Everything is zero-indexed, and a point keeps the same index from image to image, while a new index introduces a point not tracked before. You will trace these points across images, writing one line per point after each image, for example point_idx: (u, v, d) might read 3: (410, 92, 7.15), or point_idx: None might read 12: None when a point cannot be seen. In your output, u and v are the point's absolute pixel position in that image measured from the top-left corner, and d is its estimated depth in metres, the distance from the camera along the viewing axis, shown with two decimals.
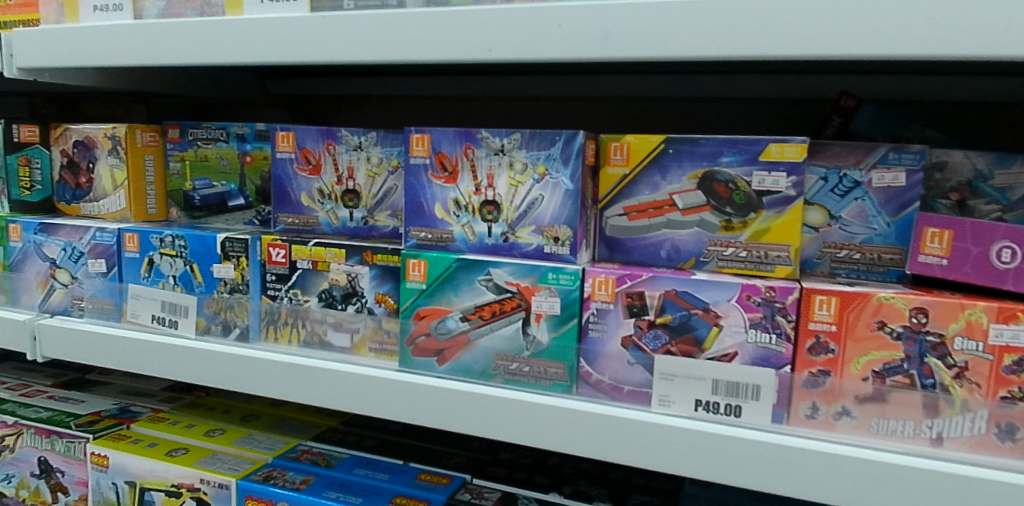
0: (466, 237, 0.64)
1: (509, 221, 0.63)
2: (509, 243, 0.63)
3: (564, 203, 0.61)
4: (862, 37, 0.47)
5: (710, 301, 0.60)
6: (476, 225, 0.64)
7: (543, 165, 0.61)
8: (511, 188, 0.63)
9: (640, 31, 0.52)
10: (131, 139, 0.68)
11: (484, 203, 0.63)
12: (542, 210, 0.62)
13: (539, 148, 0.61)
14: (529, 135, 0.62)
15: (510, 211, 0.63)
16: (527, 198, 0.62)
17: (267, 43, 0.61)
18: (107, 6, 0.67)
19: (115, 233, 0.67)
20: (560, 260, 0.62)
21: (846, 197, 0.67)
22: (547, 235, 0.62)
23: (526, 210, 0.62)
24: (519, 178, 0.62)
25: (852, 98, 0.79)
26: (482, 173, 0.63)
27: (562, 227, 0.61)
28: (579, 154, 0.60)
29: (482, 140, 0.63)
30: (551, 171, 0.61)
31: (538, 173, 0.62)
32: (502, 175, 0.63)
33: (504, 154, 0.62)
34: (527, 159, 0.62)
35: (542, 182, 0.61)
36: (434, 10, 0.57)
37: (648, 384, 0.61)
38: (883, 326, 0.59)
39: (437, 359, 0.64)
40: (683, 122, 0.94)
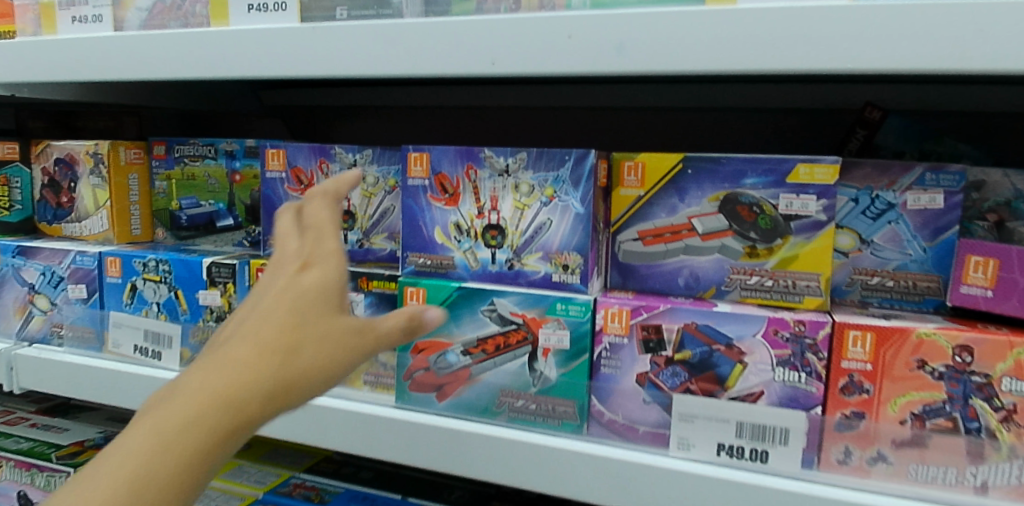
0: (468, 263, 0.60)
1: (514, 247, 0.58)
2: (514, 271, 0.59)
3: (575, 228, 0.56)
4: (908, 50, 0.42)
5: (733, 335, 0.55)
6: (478, 251, 0.59)
7: (550, 187, 0.57)
8: (517, 211, 0.58)
9: (658, 44, 0.47)
10: (114, 156, 0.64)
11: (487, 227, 0.59)
12: (550, 235, 0.57)
13: (547, 168, 0.57)
14: (535, 155, 0.57)
15: (515, 236, 0.58)
16: (534, 223, 0.58)
17: (254, 57, 0.57)
18: (87, 17, 0.63)
19: (97, 257, 0.63)
20: (569, 289, 0.57)
21: (879, 220, 0.62)
22: (556, 263, 0.57)
23: (533, 235, 0.58)
24: (525, 201, 0.58)
25: (877, 110, 0.73)
26: (485, 195, 0.58)
27: (572, 254, 0.57)
28: (590, 175, 0.55)
29: (485, 160, 0.58)
30: (560, 193, 0.56)
31: (545, 196, 0.57)
32: (507, 197, 0.58)
33: (509, 175, 0.58)
34: (533, 180, 0.57)
35: (550, 205, 0.57)
36: (432, 21, 0.53)
37: (665, 424, 0.56)
38: (924, 366, 0.53)
39: (437, 395, 0.60)
40: (697, 135, 0.89)
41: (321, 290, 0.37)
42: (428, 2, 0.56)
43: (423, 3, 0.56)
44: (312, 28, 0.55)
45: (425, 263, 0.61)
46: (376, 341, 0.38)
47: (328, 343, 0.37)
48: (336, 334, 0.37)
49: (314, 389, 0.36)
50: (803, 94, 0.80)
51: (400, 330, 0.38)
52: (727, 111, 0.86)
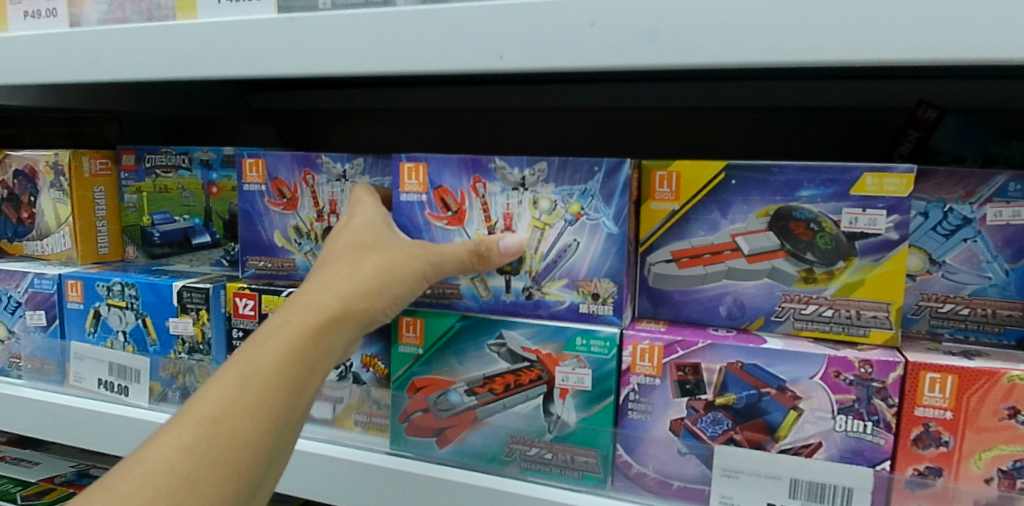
0: (475, 294, 0.51)
1: (534, 273, 0.50)
2: (532, 301, 0.50)
3: (606, 251, 0.48)
4: (1017, 32, 0.34)
5: (787, 377, 0.46)
6: (489, 278, 0.51)
7: (576, 203, 0.49)
8: (536, 231, 0.50)
9: (699, 28, 0.39)
10: (76, 168, 0.57)
11: None
12: (577, 260, 0.49)
13: (572, 181, 0.48)
14: (558, 166, 0.49)
15: (535, 260, 0.50)
16: (557, 245, 0.49)
17: (229, 55, 0.49)
18: (40, 11, 0.56)
19: (56, 280, 0.56)
20: (600, 322, 0.49)
21: (952, 238, 0.53)
22: (584, 290, 0.49)
23: (556, 259, 0.50)
24: (545, 219, 0.49)
25: (932, 108, 0.62)
26: (497, 213, 0.50)
27: (604, 281, 0.49)
28: (625, 188, 0.47)
29: (497, 171, 0.50)
30: (588, 210, 0.48)
31: (570, 213, 0.49)
32: (524, 215, 0.50)
33: (525, 189, 0.49)
34: (555, 195, 0.49)
35: (576, 224, 0.49)
36: (429, 8, 0.45)
37: (705, 480, 0.47)
38: (1015, 415, 0.44)
39: (437, 440, 0.52)
40: (730, 139, 0.79)
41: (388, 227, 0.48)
42: None
43: None
44: (290, 20, 0.48)
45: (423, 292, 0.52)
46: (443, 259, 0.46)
47: (399, 257, 0.45)
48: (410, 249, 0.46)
49: (393, 293, 0.44)
50: (847, 91, 0.70)
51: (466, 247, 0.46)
52: (760, 110, 0.77)
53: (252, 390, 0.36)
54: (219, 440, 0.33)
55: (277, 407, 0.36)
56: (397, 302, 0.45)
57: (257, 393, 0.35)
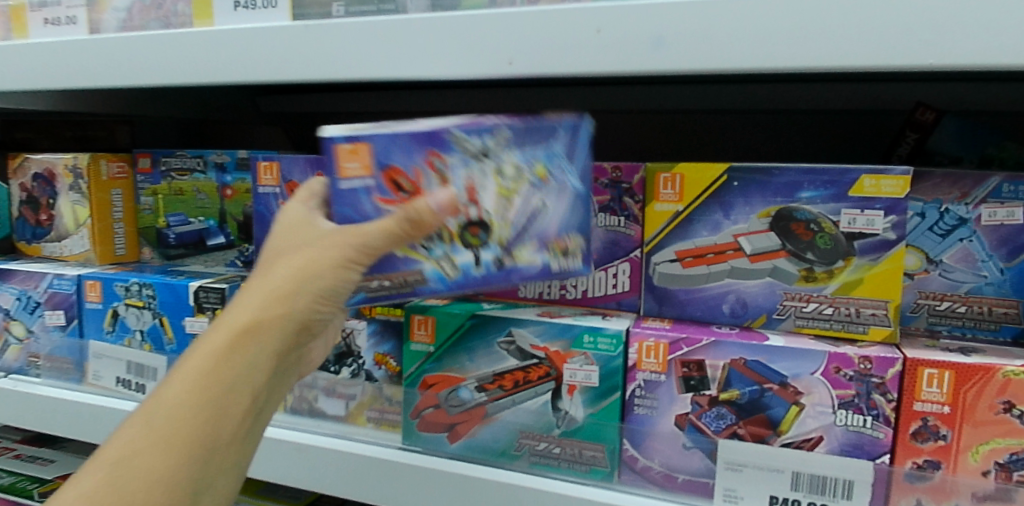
0: (445, 276, 0.45)
1: (504, 244, 0.44)
2: (504, 271, 0.45)
3: (576, 207, 0.45)
4: (1010, 41, 0.35)
5: (789, 373, 0.48)
6: (456, 257, 0.45)
7: (541, 164, 0.44)
8: (503, 201, 0.44)
9: (705, 36, 0.40)
10: (94, 171, 0.59)
11: (466, 226, 0.44)
12: (547, 222, 0.45)
13: (536, 143, 0.44)
14: (520, 129, 0.44)
15: (504, 229, 0.44)
16: (524, 211, 0.44)
17: (246, 61, 0.51)
18: (59, 18, 0.57)
19: (75, 280, 0.57)
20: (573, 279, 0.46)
21: (949, 237, 0.54)
22: (558, 250, 0.45)
23: (525, 226, 0.45)
24: (511, 185, 0.44)
25: (930, 110, 0.62)
26: (458, 186, 0.43)
27: (575, 236, 0.45)
28: (587, 145, 0.46)
29: (454, 143, 0.43)
30: (555, 171, 0.45)
31: (535, 176, 0.44)
32: (487, 187, 0.44)
33: (487, 159, 0.43)
34: (520, 159, 0.44)
35: (545, 187, 0.44)
36: (441, 16, 0.46)
37: (709, 473, 0.49)
38: (1010, 409, 0.45)
39: (448, 436, 0.53)
40: (733, 140, 0.81)
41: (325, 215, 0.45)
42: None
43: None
44: (305, 27, 0.49)
45: (382, 285, 0.46)
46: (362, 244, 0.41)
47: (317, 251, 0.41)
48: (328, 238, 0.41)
49: (317, 292, 0.41)
50: (846, 94, 0.71)
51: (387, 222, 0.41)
52: (761, 113, 0.79)
53: (159, 422, 0.37)
54: (124, 477, 0.36)
55: (181, 435, 0.37)
56: (325, 296, 0.41)
57: (160, 426, 0.37)
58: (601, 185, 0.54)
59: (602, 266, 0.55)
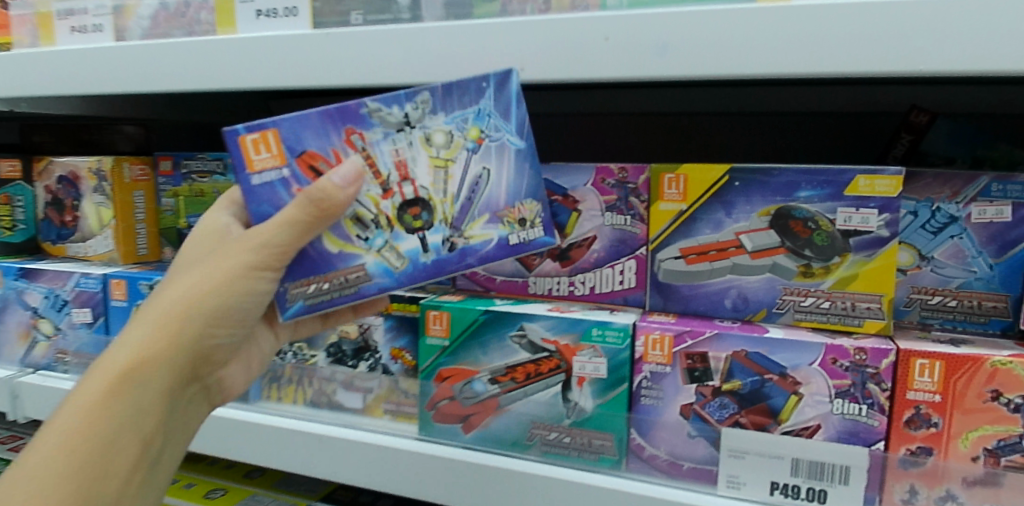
0: (388, 267, 0.47)
1: (449, 219, 0.47)
2: (457, 252, 0.47)
3: (520, 169, 0.47)
4: (1002, 49, 0.37)
5: (788, 365, 0.50)
6: (399, 243, 0.47)
7: (473, 126, 0.46)
8: (439, 170, 0.46)
9: (707, 45, 0.43)
10: (117, 173, 0.61)
11: (404, 205, 0.46)
12: (491, 189, 0.47)
13: (462, 105, 0.46)
14: (443, 93, 0.45)
15: (446, 204, 0.47)
16: (467, 180, 0.47)
17: (268, 68, 0.53)
18: (87, 27, 0.59)
19: (102, 279, 0.59)
20: (533, 247, 0.47)
21: (940, 234, 0.56)
22: (510, 220, 0.47)
23: (470, 196, 0.47)
24: (445, 155, 0.46)
25: (923, 113, 0.65)
26: (386, 163, 0.46)
27: (528, 203, 0.47)
28: (519, 98, 0.45)
29: (371, 115, 0.45)
30: (487, 132, 0.46)
31: (470, 140, 0.46)
32: (419, 156, 0.46)
33: (412, 127, 0.46)
34: (448, 125, 0.46)
35: (480, 150, 0.46)
36: (456, 25, 0.49)
37: (713, 461, 0.51)
38: (998, 397, 0.48)
39: (462, 426, 0.55)
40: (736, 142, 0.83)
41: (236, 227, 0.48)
42: (449, 5, 0.52)
43: (444, 6, 0.52)
44: (326, 35, 0.51)
45: (320, 288, 0.46)
46: (269, 248, 0.42)
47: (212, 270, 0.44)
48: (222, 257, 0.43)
49: (206, 314, 0.43)
50: (842, 97, 0.74)
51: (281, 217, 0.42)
52: (760, 115, 0.81)
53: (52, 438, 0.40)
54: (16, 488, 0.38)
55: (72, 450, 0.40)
56: (221, 315, 0.44)
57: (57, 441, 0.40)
58: (608, 186, 0.56)
59: (608, 264, 0.57)
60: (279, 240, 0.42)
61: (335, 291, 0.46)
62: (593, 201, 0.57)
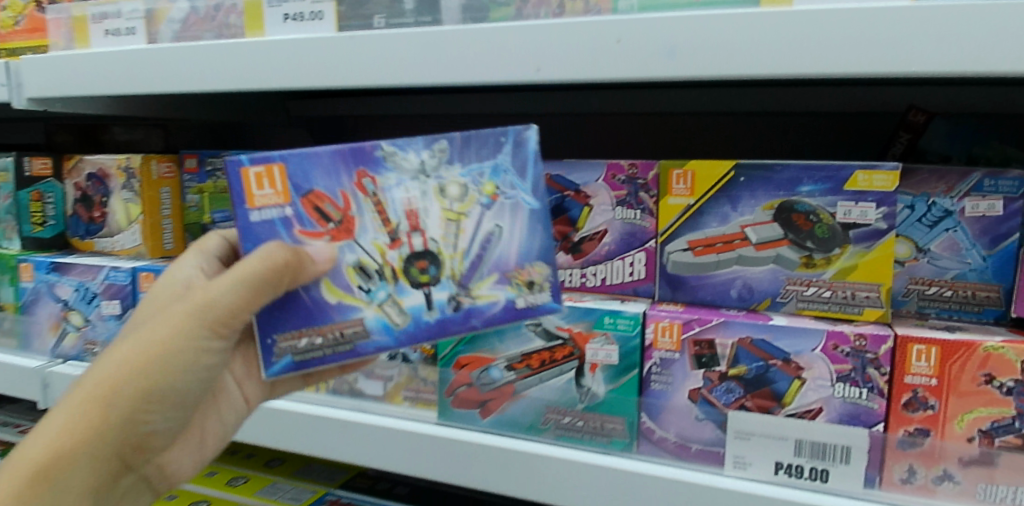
0: (388, 323, 0.48)
1: (457, 277, 0.48)
2: (462, 312, 0.48)
3: (533, 231, 0.48)
4: (998, 50, 0.40)
5: (792, 350, 0.53)
6: (401, 297, 0.48)
7: (489, 182, 0.48)
8: (451, 223, 0.48)
9: (716, 47, 0.45)
10: (146, 171, 0.63)
11: (411, 257, 0.48)
12: (502, 247, 0.48)
13: (480, 158, 0.47)
14: (460, 145, 0.47)
15: (455, 260, 0.48)
16: (479, 236, 0.48)
17: (295, 69, 0.55)
18: (120, 30, 0.62)
19: (131, 272, 0.61)
20: (539, 311, 0.48)
21: (936, 227, 0.59)
22: (519, 282, 0.48)
23: (481, 253, 0.48)
24: (458, 209, 0.48)
25: (921, 112, 0.67)
26: (396, 211, 0.47)
27: (537, 266, 0.48)
28: (535, 158, 0.47)
29: (387, 162, 0.47)
30: (503, 189, 0.48)
31: (485, 196, 0.48)
32: (433, 207, 0.48)
33: (428, 176, 0.47)
34: (464, 178, 0.48)
35: (494, 207, 0.48)
36: (477, 28, 0.51)
37: (720, 443, 0.54)
38: (992, 381, 0.50)
39: (479, 411, 0.58)
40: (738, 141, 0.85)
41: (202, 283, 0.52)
42: (466, 10, 0.55)
43: (462, 10, 0.54)
44: (351, 38, 0.54)
45: (312, 343, 0.48)
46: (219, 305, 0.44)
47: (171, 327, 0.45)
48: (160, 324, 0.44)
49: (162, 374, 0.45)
50: (842, 97, 0.77)
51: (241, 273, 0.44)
52: (762, 117, 0.83)
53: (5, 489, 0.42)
54: None
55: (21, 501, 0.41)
56: (175, 375, 0.45)
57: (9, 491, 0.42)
58: (619, 181, 0.59)
59: (619, 256, 0.60)
60: (232, 300, 0.44)
61: (327, 347, 0.48)
62: (605, 196, 0.59)
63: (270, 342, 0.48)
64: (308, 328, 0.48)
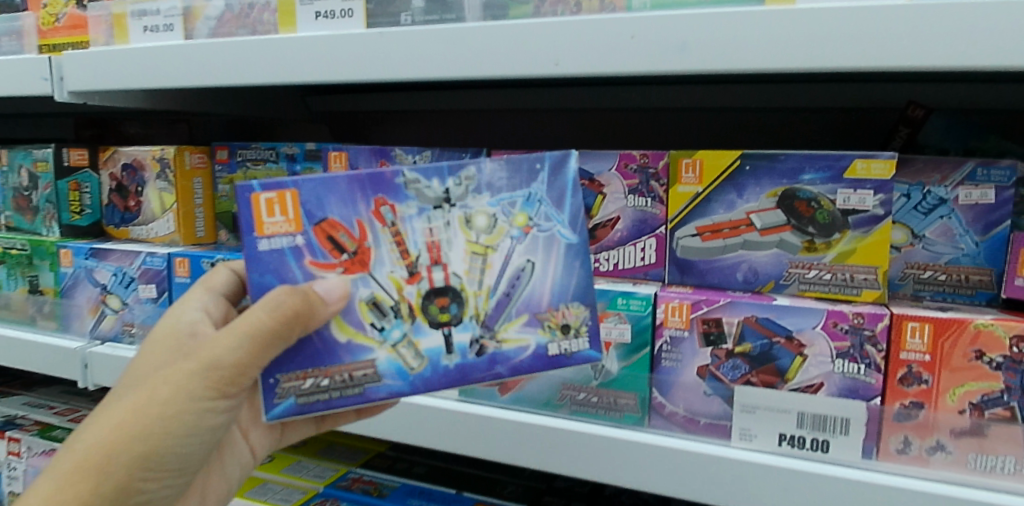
0: (402, 365, 0.48)
1: (481, 316, 0.49)
2: (486, 357, 0.49)
3: (569, 266, 0.49)
4: (987, 43, 0.43)
5: (794, 328, 0.56)
6: (419, 338, 0.48)
7: (522, 214, 0.48)
8: (478, 256, 0.48)
9: (725, 42, 0.48)
10: (180, 161, 0.66)
11: (433, 292, 0.48)
12: (532, 283, 0.49)
13: (511, 188, 0.48)
14: (491, 172, 0.48)
15: (480, 297, 0.49)
16: (511, 271, 0.49)
17: (326, 64, 0.58)
18: (158, 26, 0.65)
19: (166, 257, 0.65)
20: (575, 357, 0.50)
21: (931, 215, 0.62)
22: (552, 325, 0.49)
23: (511, 288, 0.49)
24: (485, 242, 0.48)
25: (920, 107, 0.70)
26: (417, 242, 0.48)
27: (575, 308, 0.49)
28: (573, 188, 0.49)
29: (410, 190, 0.47)
30: (537, 222, 0.49)
31: (517, 228, 0.49)
32: (457, 238, 0.48)
33: (452, 205, 0.48)
34: (493, 208, 0.48)
35: (527, 240, 0.49)
36: (501, 25, 0.54)
37: (727, 416, 0.57)
38: (981, 356, 0.53)
39: (499, 388, 0.62)
40: (745, 135, 0.88)
41: (205, 325, 0.51)
42: (487, 8, 0.58)
43: (484, 7, 0.58)
44: (380, 34, 0.57)
45: (317, 385, 0.48)
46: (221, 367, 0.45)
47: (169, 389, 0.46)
48: (161, 384, 0.45)
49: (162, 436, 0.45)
50: (844, 92, 0.80)
51: (248, 330, 0.44)
52: (765, 112, 0.87)
53: None
54: None
55: None
56: (174, 439, 0.46)
57: None
58: (631, 170, 0.62)
59: (630, 242, 0.63)
60: (234, 359, 0.45)
61: (332, 389, 0.48)
62: (618, 185, 0.63)
63: (274, 382, 0.48)
64: (314, 370, 0.48)
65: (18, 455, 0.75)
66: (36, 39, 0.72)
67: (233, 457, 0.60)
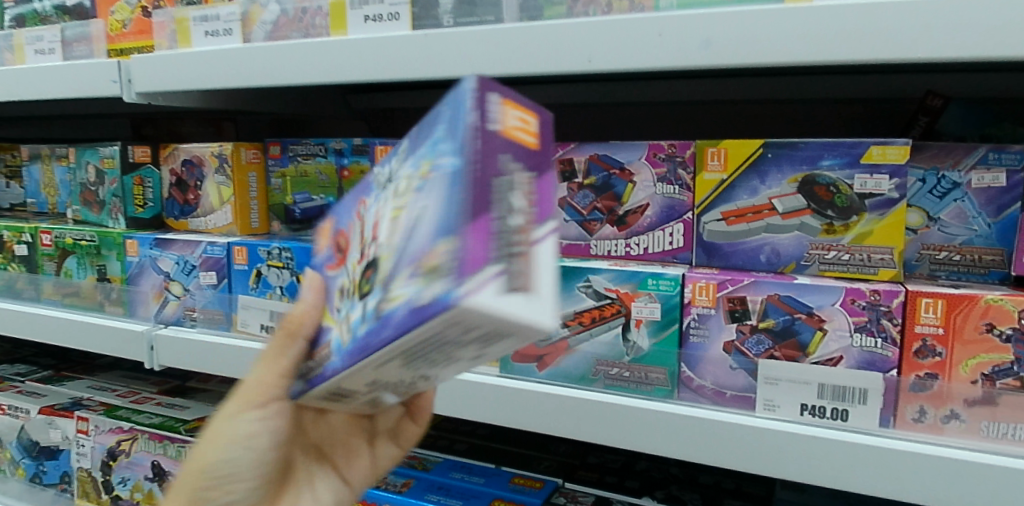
0: (341, 340, 0.36)
1: (383, 283, 0.30)
2: (379, 323, 0.30)
3: (448, 197, 0.27)
4: (989, 35, 0.46)
5: (814, 305, 0.60)
6: (352, 315, 0.35)
7: (426, 160, 0.30)
8: (393, 221, 0.32)
9: (746, 39, 0.52)
10: (236, 156, 0.71)
11: (365, 269, 0.34)
12: (419, 232, 0.28)
13: (426, 141, 0.32)
14: (420, 134, 0.34)
15: (387, 261, 0.31)
16: (408, 224, 0.29)
17: (375, 63, 0.63)
18: (219, 30, 0.71)
19: (225, 246, 0.69)
20: (433, 310, 0.26)
21: (946, 198, 0.65)
22: (428, 271, 0.27)
23: (405, 244, 0.29)
24: (399, 204, 0.32)
25: (939, 97, 0.73)
26: (371, 225, 0.35)
27: (441, 243, 0.26)
28: (464, 103, 0.28)
29: (374, 182, 0.38)
30: (434, 161, 0.29)
31: (421, 178, 0.30)
32: (385, 213, 0.33)
33: (390, 183, 0.35)
34: (411, 167, 0.32)
35: (423, 187, 0.29)
36: (540, 25, 0.58)
37: (752, 389, 0.61)
38: (992, 329, 0.56)
39: (537, 365, 0.67)
40: (771, 124, 0.92)
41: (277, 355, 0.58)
42: (523, 9, 0.62)
43: (520, 9, 0.62)
44: (425, 36, 0.62)
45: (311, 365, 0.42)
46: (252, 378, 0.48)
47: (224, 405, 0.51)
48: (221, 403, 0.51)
49: (219, 446, 0.50)
50: (865, 84, 0.84)
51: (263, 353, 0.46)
52: (788, 103, 0.90)
53: None
54: None
55: None
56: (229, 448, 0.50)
57: None
58: (659, 159, 0.67)
59: (659, 227, 0.68)
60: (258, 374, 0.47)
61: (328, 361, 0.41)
62: (647, 173, 0.67)
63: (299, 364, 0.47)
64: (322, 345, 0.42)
65: (86, 433, 0.90)
66: (104, 45, 0.79)
67: (326, 485, 0.58)
